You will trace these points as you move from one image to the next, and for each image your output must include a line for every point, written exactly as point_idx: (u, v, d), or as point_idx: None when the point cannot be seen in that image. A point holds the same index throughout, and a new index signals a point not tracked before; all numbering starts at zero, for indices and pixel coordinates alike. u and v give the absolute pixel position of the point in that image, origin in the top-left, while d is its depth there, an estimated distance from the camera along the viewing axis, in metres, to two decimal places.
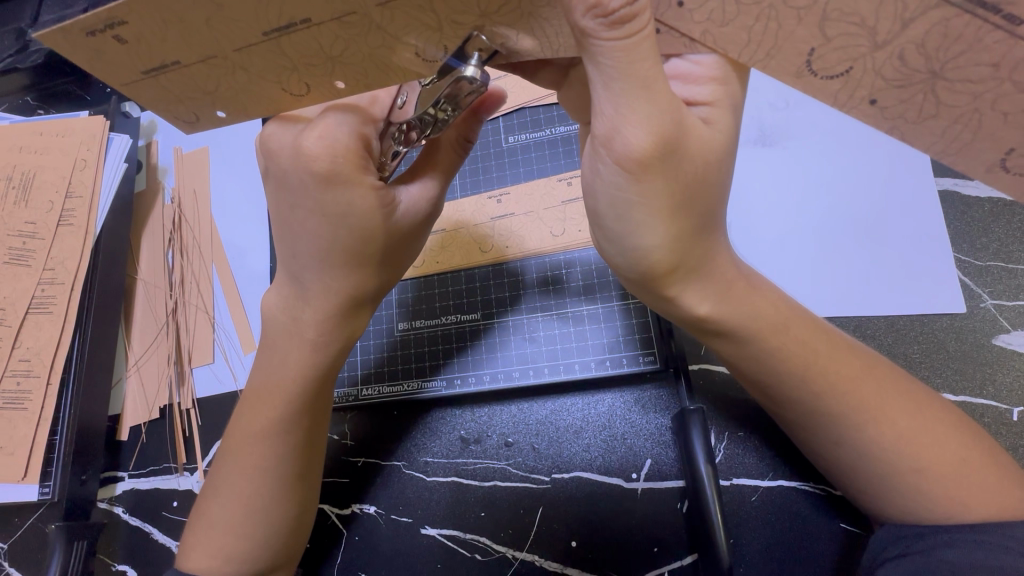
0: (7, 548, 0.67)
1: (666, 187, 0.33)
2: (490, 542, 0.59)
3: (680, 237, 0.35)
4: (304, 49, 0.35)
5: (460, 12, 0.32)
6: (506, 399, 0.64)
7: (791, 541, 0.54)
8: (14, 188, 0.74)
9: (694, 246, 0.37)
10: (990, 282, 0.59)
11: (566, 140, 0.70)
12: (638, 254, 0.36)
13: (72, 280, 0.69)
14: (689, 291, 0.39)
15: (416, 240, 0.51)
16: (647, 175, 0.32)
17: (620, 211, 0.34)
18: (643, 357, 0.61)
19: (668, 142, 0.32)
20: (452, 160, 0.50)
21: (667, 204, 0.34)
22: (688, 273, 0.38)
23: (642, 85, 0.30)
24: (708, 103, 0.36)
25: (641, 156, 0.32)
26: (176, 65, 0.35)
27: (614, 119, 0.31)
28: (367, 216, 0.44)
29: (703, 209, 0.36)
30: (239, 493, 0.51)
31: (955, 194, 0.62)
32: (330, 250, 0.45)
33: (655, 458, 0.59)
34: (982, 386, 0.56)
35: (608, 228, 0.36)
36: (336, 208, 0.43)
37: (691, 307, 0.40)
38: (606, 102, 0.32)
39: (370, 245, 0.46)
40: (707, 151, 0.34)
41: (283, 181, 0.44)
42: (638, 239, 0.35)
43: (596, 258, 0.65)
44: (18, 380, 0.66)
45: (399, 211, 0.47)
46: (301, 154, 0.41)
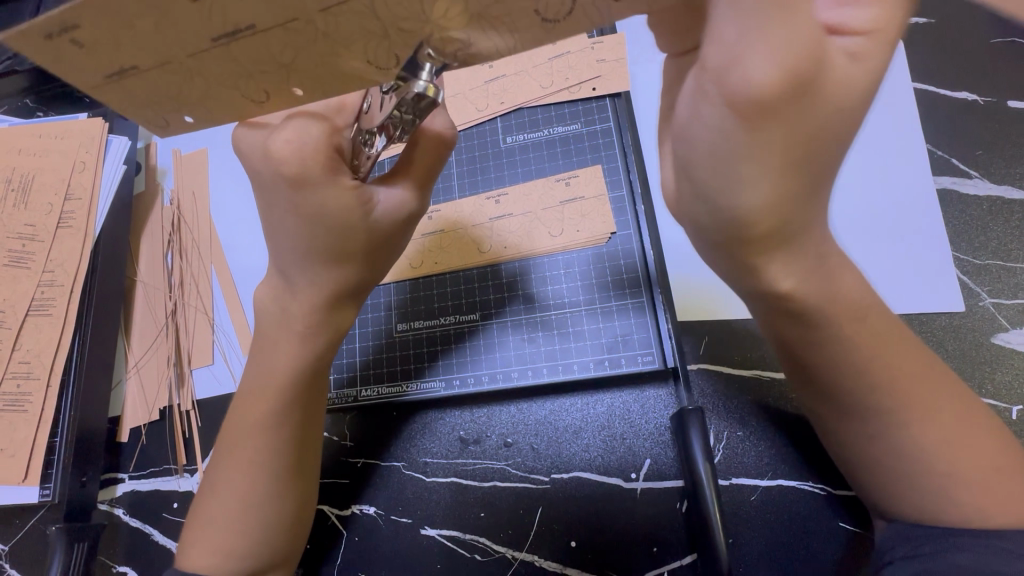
0: (8, 550, 0.67)
1: (782, 140, 0.27)
2: (490, 542, 0.59)
3: (787, 197, 0.30)
4: (256, 56, 0.34)
5: (404, 19, 0.32)
6: (507, 400, 0.64)
7: (791, 541, 0.54)
8: (14, 191, 0.74)
9: (802, 207, 0.31)
10: (989, 281, 0.59)
11: (563, 141, 0.71)
12: (734, 214, 0.30)
13: (72, 281, 0.69)
14: (775, 263, 0.34)
15: (401, 238, 0.49)
16: (765, 123, 0.26)
17: (721, 163, 0.29)
18: (642, 357, 0.61)
19: (802, 84, 0.25)
20: (438, 158, 0.47)
21: (781, 160, 0.28)
22: (781, 241, 0.32)
23: (780, 7, 0.24)
24: (861, 33, 0.27)
25: (762, 99, 0.25)
26: (135, 70, 0.35)
27: (737, 46, 0.25)
28: (345, 213, 0.43)
29: (824, 166, 0.29)
30: (238, 495, 0.51)
31: (953, 192, 0.62)
32: (327, 251, 0.45)
33: (654, 458, 0.59)
34: (981, 385, 0.56)
35: (701, 181, 0.30)
36: (314, 206, 0.43)
37: (774, 282, 0.35)
38: (730, 25, 0.25)
39: (351, 241, 0.45)
40: (850, 97, 0.27)
41: (259, 180, 0.44)
42: (739, 196, 0.29)
43: (595, 258, 0.65)
44: (18, 382, 0.66)
45: (376, 211, 0.45)
46: (270, 155, 0.42)
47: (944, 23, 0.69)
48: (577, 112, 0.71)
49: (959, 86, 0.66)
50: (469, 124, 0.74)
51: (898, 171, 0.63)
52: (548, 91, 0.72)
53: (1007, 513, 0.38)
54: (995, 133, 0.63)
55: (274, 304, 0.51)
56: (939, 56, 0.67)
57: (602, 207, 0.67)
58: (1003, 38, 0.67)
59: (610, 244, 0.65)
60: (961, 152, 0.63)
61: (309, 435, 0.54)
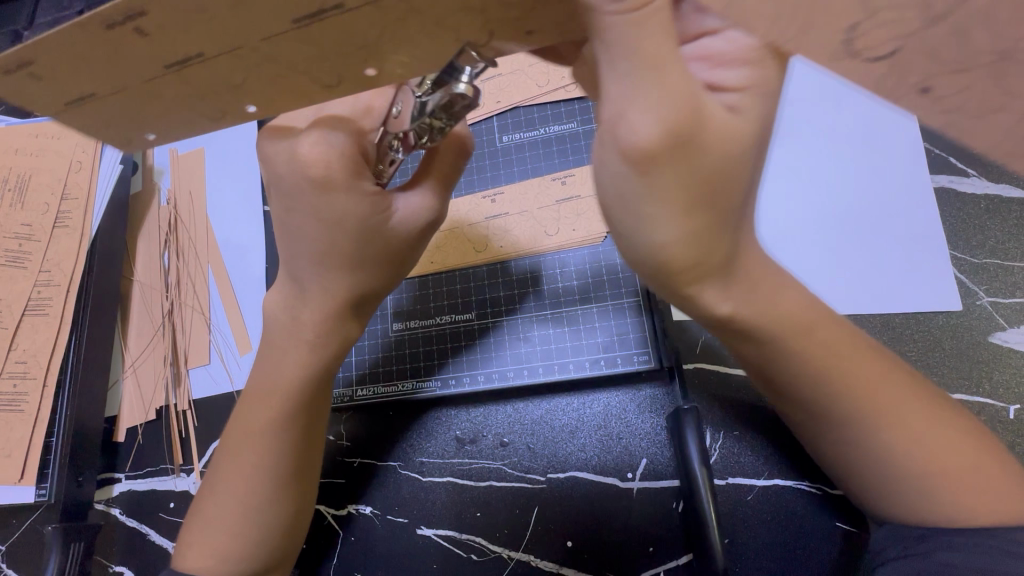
0: (6, 549, 0.67)
1: (676, 182, 0.29)
2: (486, 542, 0.59)
3: (698, 235, 0.31)
4: (207, 80, 0.35)
5: (343, 44, 0.33)
6: (502, 400, 0.63)
7: (787, 541, 0.54)
8: (11, 191, 0.74)
9: (716, 244, 0.32)
10: (987, 280, 0.59)
11: (559, 140, 0.70)
12: (649, 254, 0.32)
13: (69, 281, 0.69)
14: (709, 291, 0.35)
15: (414, 250, 0.50)
16: (656, 168, 0.29)
17: (626, 208, 0.31)
18: (638, 357, 0.61)
19: (683, 133, 0.28)
20: (454, 165, 0.49)
21: (680, 203, 0.30)
22: (709, 275, 0.34)
23: (650, 66, 0.27)
24: (735, 89, 0.31)
25: (648, 147, 0.28)
26: (96, 96, 0.35)
27: (622, 103, 0.28)
28: (361, 221, 0.44)
29: (726, 206, 0.31)
30: (233, 496, 0.51)
31: (951, 191, 0.61)
32: (322, 250, 0.45)
33: (651, 458, 0.58)
34: (978, 384, 0.56)
35: (616, 225, 0.33)
36: (334, 213, 0.43)
37: (715, 306, 0.36)
38: (611, 84, 0.28)
39: (366, 248, 0.46)
40: (734, 141, 0.30)
41: (280, 187, 0.44)
42: (648, 237, 0.31)
43: (590, 258, 0.65)
44: (14, 382, 0.66)
45: (394, 218, 0.46)
46: (297, 160, 0.42)
47: None
48: (572, 112, 0.71)
49: None
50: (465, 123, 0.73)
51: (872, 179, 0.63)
52: (544, 90, 0.72)
53: (1003, 513, 0.37)
54: None
55: (282, 309, 0.51)
56: None
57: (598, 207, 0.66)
58: None
59: (606, 243, 0.65)
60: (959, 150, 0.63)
61: (311, 438, 0.54)
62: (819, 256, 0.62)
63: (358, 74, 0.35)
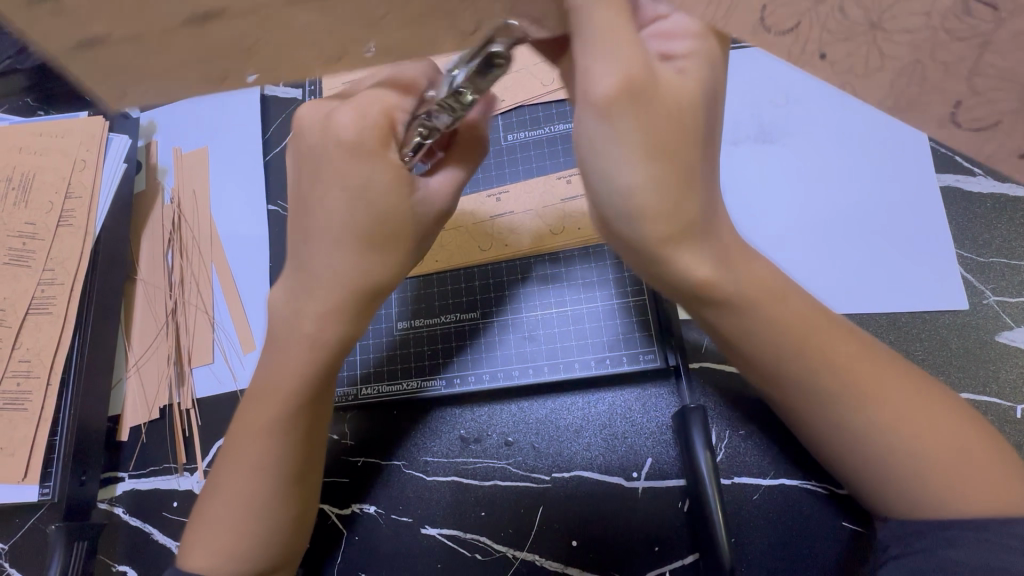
0: (8, 548, 0.67)
1: (641, 127, 0.33)
2: (490, 542, 0.59)
3: (669, 184, 0.34)
4: (357, 11, 0.33)
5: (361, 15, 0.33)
6: (505, 399, 0.63)
7: (794, 541, 0.54)
8: (15, 189, 0.74)
9: (689, 196, 0.35)
10: (993, 278, 0.59)
11: (564, 139, 0.70)
12: (625, 203, 0.35)
13: (71, 280, 0.69)
14: (686, 251, 0.37)
15: (427, 242, 0.51)
16: (620, 116, 0.33)
17: (601, 161, 0.34)
18: (643, 355, 0.60)
19: (637, 78, 0.32)
20: (475, 152, 0.51)
21: (646, 146, 0.33)
22: (689, 230, 0.36)
23: (603, 21, 0.31)
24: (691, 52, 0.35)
25: (612, 96, 0.32)
26: (223, 14, 0.32)
27: (586, 61, 0.32)
28: (382, 195, 0.44)
29: (691, 158, 0.35)
30: (234, 493, 0.51)
31: (957, 189, 0.62)
32: (332, 231, 0.45)
33: (656, 457, 0.58)
34: (985, 383, 0.56)
35: (593, 177, 0.36)
36: (355, 182, 0.43)
37: (688, 273, 0.38)
38: (578, 45, 0.32)
39: (381, 228, 0.45)
40: (685, 93, 0.34)
41: (310, 155, 0.45)
42: (620, 182, 0.34)
43: (596, 257, 0.65)
44: (18, 381, 0.66)
45: (416, 197, 0.47)
46: (330, 125, 0.43)
47: None
48: None
49: None
50: None
51: (881, 179, 0.62)
52: (548, 89, 0.71)
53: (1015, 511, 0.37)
54: None
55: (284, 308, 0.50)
56: None
57: None
58: None
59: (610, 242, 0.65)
60: None
61: (313, 436, 0.53)
62: (827, 254, 0.61)
63: (358, 53, 0.35)
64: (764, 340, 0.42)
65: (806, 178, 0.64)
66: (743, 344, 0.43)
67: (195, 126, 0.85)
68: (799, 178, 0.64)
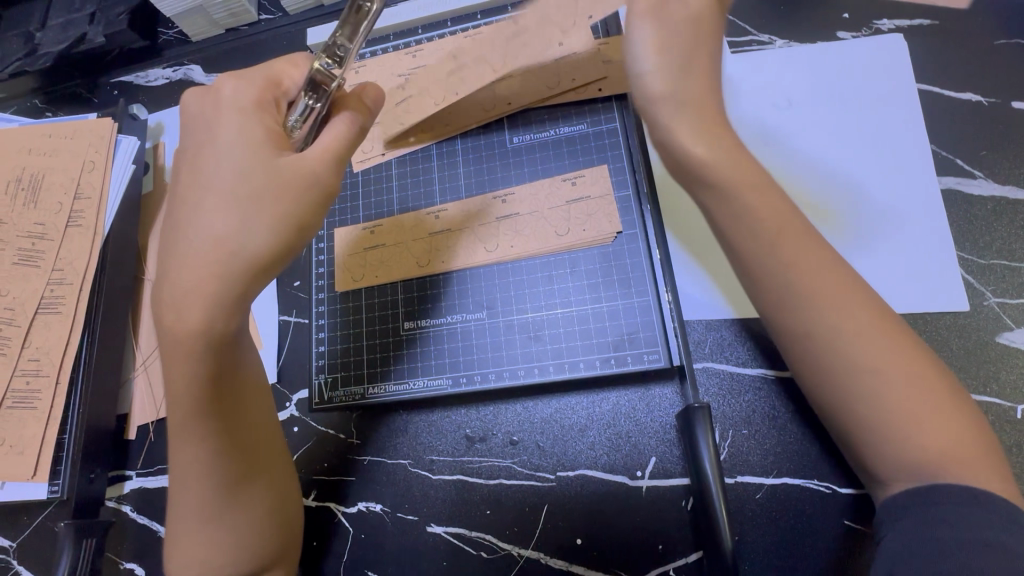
0: (16, 546, 0.67)
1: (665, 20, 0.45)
2: (496, 540, 0.60)
3: (679, 61, 0.44)
4: None
5: None
6: (511, 398, 0.64)
7: (797, 539, 0.54)
8: (24, 190, 0.75)
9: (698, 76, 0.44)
10: (993, 280, 0.59)
11: (569, 140, 0.71)
12: (640, 75, 0.45)
13: (80, 280, 0.70)
14: (693, 123, 0.44)
15: (315, 212, 0.45)
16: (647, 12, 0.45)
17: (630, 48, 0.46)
18: (649, 355, 0.61)
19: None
20: (362, 108, 0.49)
21: (665, 32, 0.45)
22: (697, 105, 0.44)
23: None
24: None
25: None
26: None
27: None
28: (252, 152, 0.44)
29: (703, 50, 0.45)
30: (207, 501, 0.50)
31: (957, 192, 0.62)
32: (207, 197, 0.44)
33: (660, 456, 0.59)
34: (986, 384, 0.56)
35: (626, 70, 0.47)
36: (229, 136, 0.45)
37: (687, 149, 0.43)
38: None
39: (243, 186, 0.43)
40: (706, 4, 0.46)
41: (189, 123, 0.48)
42: (638, 63, 0.45)
43: (600, 257, 0.65)
44: (28, 380, 0.67)
45: (283, 157, 0.45)
46: (214, 89, 0.48)
47: (947, 24, 0.69)
48: (582, 113, 0.71)
49: (964, 87, 0.66)
50: (477, 122, 0.74)
51: (884, 181, 0.63)
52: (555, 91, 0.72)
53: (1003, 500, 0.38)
54: (1001, 134, 0.64)
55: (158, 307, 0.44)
56: (940, 54, 0.68)
57: (607, 206, 0.66)
58: (1007, 38, 0.67)
59: (616, 243, 0.65)
60: (966, 152, 0.64)
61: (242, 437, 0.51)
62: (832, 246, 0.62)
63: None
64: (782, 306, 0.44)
65: (800, 175, 0.65)
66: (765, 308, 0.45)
67: None
68: (791, 172, 0.65)
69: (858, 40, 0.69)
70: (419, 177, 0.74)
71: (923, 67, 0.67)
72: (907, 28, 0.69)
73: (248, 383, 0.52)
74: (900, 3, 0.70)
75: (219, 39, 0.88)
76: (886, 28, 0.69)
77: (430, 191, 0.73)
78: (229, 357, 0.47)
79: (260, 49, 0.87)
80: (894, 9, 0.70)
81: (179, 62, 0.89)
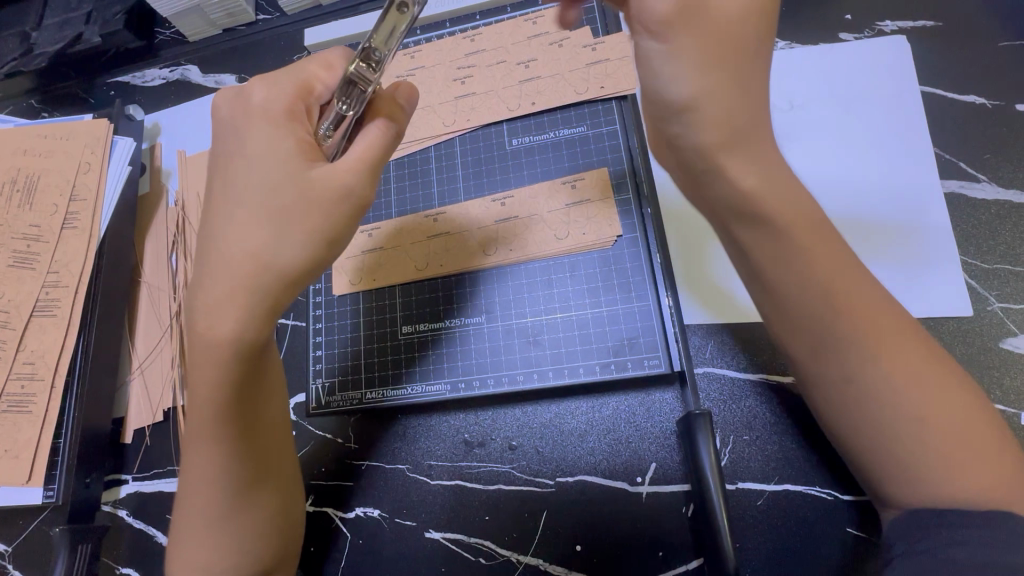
0: (11, 551, 0.67)
1: (696, 38, 0.39)
2: (494, 546, 0.59)
3: (717, 88, 0.40)
4: None
5: None
6: (511, 402, 0.63)
7: (798, 547, 0.54)
8: (19, 192, 0.75)
9: (740, 100, 0.40)
10: (997, 284, 0.59)
11: (569, 142, 0.70)
12: (680, 104, 0.40)
13: (75, 283, 0.69)
14: (735, 160, 0.41)
15: (346, 225, 0.45)
16: (675, 28, 0.39)
17: (655, 69, 0.41)
18: (649, 360, 0.60)
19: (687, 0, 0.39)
20: (397, 109, 0.48)
21: (700, 53, 0.39)
22: (738, 135, 0.41)
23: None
24: None
25: (667, 9, 0.39)
26: None
27: None
28: (284, 163, 0.44)
29: (742, 64, 0.40)
30: (212, 505, 0.49)
31: (961, 196, 0.62)
32: (241, 208, 0.43)
33: (660, 462, 0.58)
34: (990, 390, 0.56)
35: (652, 92, 0.42)
36: (260, 149, 0.44)
37: (737, 179, 0.41)
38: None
39: (276, 202, 0.43)
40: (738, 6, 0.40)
41: (220, 131, 0.47)
42: (674, 90, 0.40)
43: (601, 261, 0.65)
44: (23, 383, 0.66)
45: (316, 168, 0.44)
46: (245, 95, 0.47)
47: (950, 26, 0.68)
48: (582, 115, 0.71)
49: (968, 89, 0.66)
50: (476, 125, 0.73)
51: (887, 185, 0.62)
52: (555, 94, 0.71)
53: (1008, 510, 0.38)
54: (1005, 137, 0.63)
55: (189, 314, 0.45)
56: (943, 56, 0.67)
57: (607, 209, 0.66)
58: (1011, 41, 0.67)
59: (616, 247, 0.65)
60: (970, 155, 0.63)
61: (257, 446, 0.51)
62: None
63: None
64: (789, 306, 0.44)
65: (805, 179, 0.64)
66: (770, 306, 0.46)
67: (198, 128, 0.84)
68: (815, 177, 0.64)
69: (859, 42, 0.68)
70: (418, 179, 0.73)
71: (926, 70, 0.67)
72: (909, 29, 0.69)
73: (271, 392, 0.52)
74: (902, 5, 0.70)
75: (216, 40, 0.87)
76: (889, 29, 0.69)
77: (429, 195, 0.72)
78: (257, 368, 0.47)
79: (257, 49, 0.86)
80: (897, 10, 0.70)
81: (176, 62, 0.88)
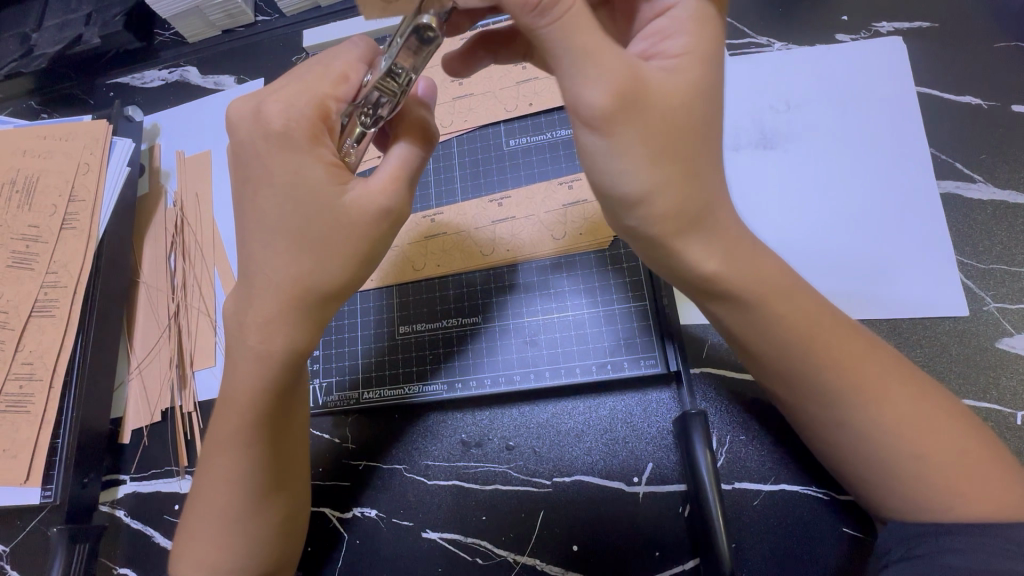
0: (9, 550, 0.67)
1: (639, 137, 0.38)
2: (491, 546, 0.59)
3: (668, 184, 0.39)
4: None
5: None
6: (506, 404, 0.63)
7: (794, 547, 0.54)
8: (19, 192, 0.75)
9: (689, 191, 0.40)
10: (992, 284, 0.59)
11: (566, 144, 0.70)
12: (634, 202, 0.40)
13: (74, 284, 0.69)
14: (692, 244, 0.41)
15: (381, 240, 0.46)
16: (615, 128, 0.38)
17: (601, 169, 0.40)
18: (645, 360, 0.61)
19: (627, 95, 0.38)
20: (424, 115, 0.48)
21: (645, 153, 0.39)
22: (692, 223, 0.41)
23: (583, 52, 0.37)
24: (677, 56, 0.42)
25: (605, 109, 0.37)
26: None
27: (574, 86, 0.38)
28: (318, 193, 0.43)
29: (686, 158, 0.40)
30: (214, 505, 0.49)
31: (957, 196, 0.62)
32: (266, 231, 0.44)
33: (656, 462, 0.58)
34: (986, 391, 0.56)
35: (601, 187, 0.41)
36: (288, 179, 0.43)
37: (698, 264, 0.42)
38: (563, 75, 0.38)
39: (311, 230, 0.43)
40: (669, 97, 0.40)
41: (239, 149, 0.44)
42: (628, 188, 0.39)
43: (597, 261, 0.65)
44: (21, 384, 0.66)
45: (350, 193, 0.44)
46: (259, 118, 0.42)
47: (947, 26, 0.68)
48: None
49: (964, 90, 0.66)
50: (474, 126, 0.73)
51: (881, 186, 0.62)
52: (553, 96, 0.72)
53: (995, 509, 0.39)
54: (1000, 138, 0.64)
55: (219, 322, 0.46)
56: (939, 58, 0.67)
57: None
58: (1008, 41, 0.67)
59: (613, 247, 0.65)
60: (966, 155, 0.63)
61: (279, 453, 0.51)
62: (826, 244, 0.61)
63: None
64: (768, 319, 0.43)
65: (798, 181, 0.64)
66: (735, 321, 0.45)
67: (197, 129, 0.85)
68: (813, 181, 0.64)
69: (856, 43, 0.69)
70: None
71: (923, 71, 0.67)
72: (906, 30, 0.69)
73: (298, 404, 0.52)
74: (899, 6, 0.70)
75: (216, 41, 0.87)
76: (885, 30, 0.69)
77: (427, 195, 0.73)
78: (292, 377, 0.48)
79: (257, 50, 0.86)
80: (893, 11, 0.70)
81: (176, 64, 0.89)
